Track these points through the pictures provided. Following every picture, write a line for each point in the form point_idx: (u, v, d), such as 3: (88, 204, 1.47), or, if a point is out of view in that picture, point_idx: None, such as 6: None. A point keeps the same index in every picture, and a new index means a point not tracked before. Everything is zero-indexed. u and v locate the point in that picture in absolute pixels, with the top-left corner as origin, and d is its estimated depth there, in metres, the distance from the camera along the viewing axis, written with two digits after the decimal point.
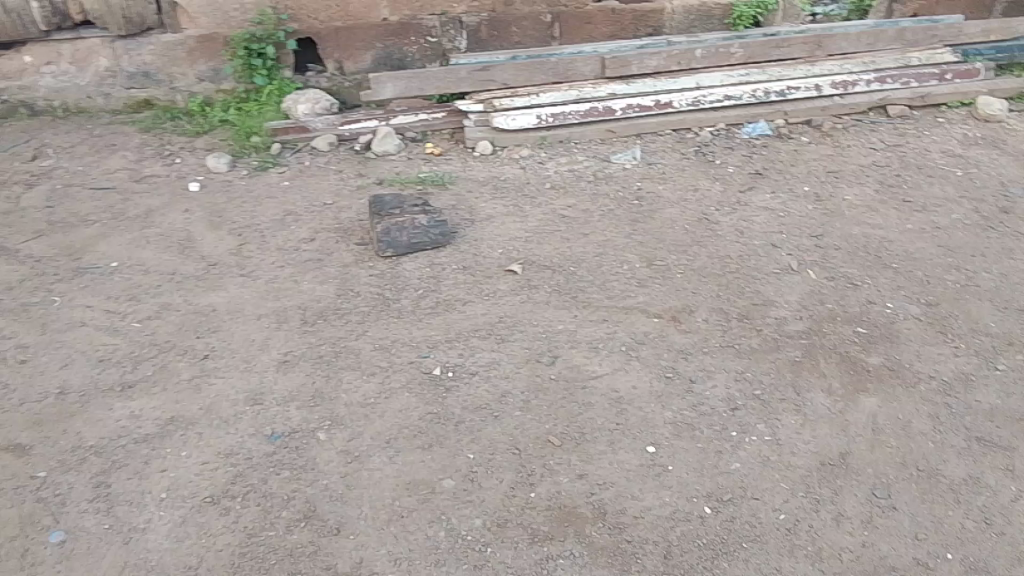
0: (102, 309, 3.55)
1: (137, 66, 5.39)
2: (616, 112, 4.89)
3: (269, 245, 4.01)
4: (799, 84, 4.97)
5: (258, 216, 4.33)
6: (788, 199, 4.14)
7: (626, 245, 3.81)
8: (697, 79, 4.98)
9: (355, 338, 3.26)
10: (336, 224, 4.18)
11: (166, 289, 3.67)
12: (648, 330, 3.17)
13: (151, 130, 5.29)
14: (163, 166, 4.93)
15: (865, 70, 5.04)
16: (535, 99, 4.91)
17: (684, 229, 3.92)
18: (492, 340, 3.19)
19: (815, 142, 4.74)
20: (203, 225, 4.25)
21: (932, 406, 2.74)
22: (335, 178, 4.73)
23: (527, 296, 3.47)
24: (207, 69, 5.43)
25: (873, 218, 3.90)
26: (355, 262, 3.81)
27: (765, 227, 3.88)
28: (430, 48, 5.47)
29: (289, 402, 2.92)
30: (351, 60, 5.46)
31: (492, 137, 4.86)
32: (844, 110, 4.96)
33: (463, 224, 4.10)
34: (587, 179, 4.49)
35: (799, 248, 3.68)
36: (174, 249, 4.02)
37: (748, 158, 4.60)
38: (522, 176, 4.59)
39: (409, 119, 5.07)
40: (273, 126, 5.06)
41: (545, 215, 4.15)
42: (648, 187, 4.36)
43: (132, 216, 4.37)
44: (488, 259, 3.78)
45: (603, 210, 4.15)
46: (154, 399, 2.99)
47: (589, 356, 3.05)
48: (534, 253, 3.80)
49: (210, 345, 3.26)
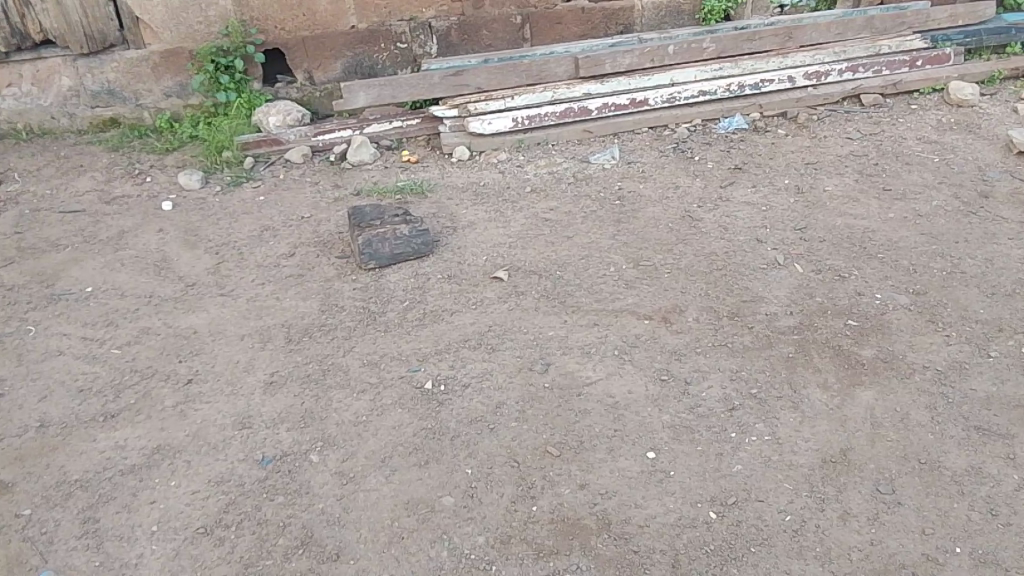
0: (79, 336, 3.45)
1: (101, 83, 5.27)
2: (591, 112, 4.87)
3: (248, 262, 3.93)
4: (772, 76, 4.95)
5: (236, 233, 4.24)
6: (769, 192, 4.13)
7: (612, 246, 3.78)
8: (670, 75, 4.92)
9: (342, 354, 3.19)
10: (315, 238, 4.11)
11: (145, 313, 3.57)
12: (640, 332, 3.14)
13: (119, 149, 5.18)
14: (134, 185, 4.82)
15: (837, 60, 5.02)
16: (509, 102, 4.84)
17: (669, 227, 3.89)
18: (483, 350, 3.14)
19: (792, 134, 4.75)
20: (178, 244, 4.16)
21: (929, 397, 2.75)
22: (311, 191, 4.66)
23: (514, 303, 3.43)
24: (173, 85, 5.34)
25: (854, 209, 3.90)
26: (338, 276, 3.75)
27: (750, 223, 3.86)
28: (400, 55, 5.40)
29: (278, 424, 2.85)
30: (321, 70, 5.38)
31: (469, 142, 4.85)
32: (818, 101, 4.98)
33: (445, 232, 4.05)
34: (567, 181, 4.45)
35: (784, 242, 3.68)
36: (150, 270, 3.92)
37: (726, 153, 4.59)
38: (502, 181, 4.55)
39: (383, 126, 5.04)
40: (244, 140, 4.99)
41: (528, 219, 4.11)
42: (629, 186, 4.34)
43: (105, 239, 4.26)
44: (473, 267, 3.73)
45: (586, 211, 4.12)
46: (139, 428, 2.90)
47: (582, 361, 3.02)
48: (518, 258, 3.76)
49: (193, 369, 3.18)
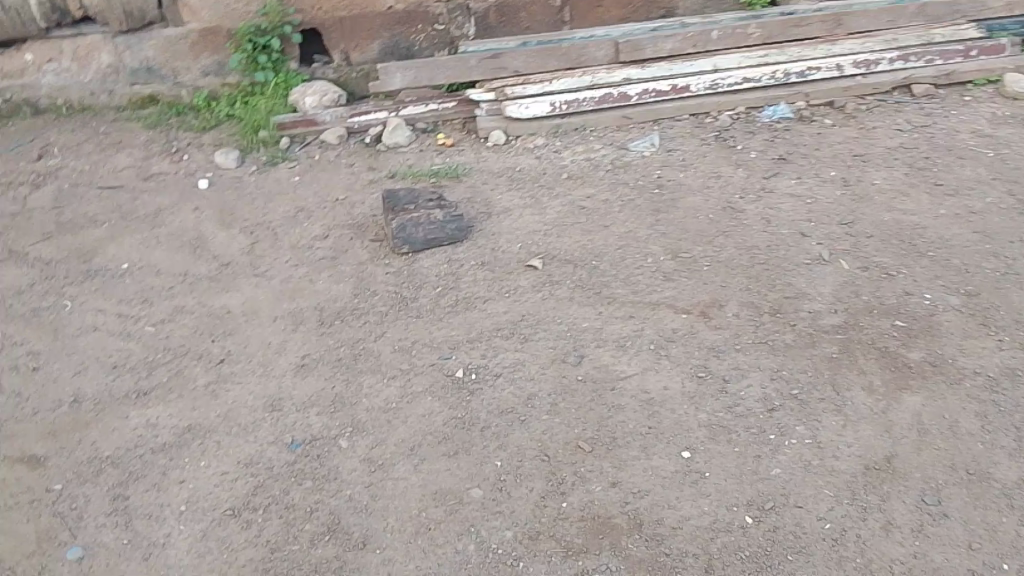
0: (114, 312, 3.46)
1: (141, 61, 5.31)
2: (631, 98, 4.75)
3: (282, 243, 3.92)
4: (820, 64, 4.77)
5: (270, 213, 4.23)
6: (814, 184, 4.00)
7: (651, 236, 3.69)
8: (713, 61, 4.78)
9: (374, 339, 3.16)
10: (349, 220, 4.08)
11: (179, 291, 3.58)
12: (678, 326, 3.07)
13: (157, 126, 5.20)
14: (171, 163, 4.84)
15: (887, 48, 4.83)
16: (547, 87, 4.77)
17: (710, 218, 3.79)
18: (516, 339, 3.09)
19: (840, 124, 4.59)
20: (213, 223, 4.16)
21: (980, 404, 2.64)
22: (346, 173, 4.64)
23: (548, 293, 3.37)
24: (211, 63, 5.34)
25: (904, 204, 3.77)
26: (371, 260, 3.71)
27: (794, 215, 3.75)
28: (438, 36, 5.33)
29: (308, 408, 2.83)
30: (357, 51, 5.33)
31: (504, 126, 4.79)
32: (867, 90, 4.79)
33: (480, 218, 4.00)
34: (605, 168, 4.36)
35: (830, 236, 3.56)
36: (185, 249, 3.93)
37: (771, 142, 4.46)
38: (538, 166, 4.48)
39: (419, 109, 4.98)
40: (280, 120, 4.97)
41: (564, 207, 4.03)
42: (669, 175, 4.24)
43: (141, 216, 4.28)
44: (507, 254, 3.67)
45: (624, 200, 4.03)
46: (170, 406, 2.90)
47: (617, 355, 2.95)
48: (554, 246, 3.69)
49: (225, 349, 3.17)
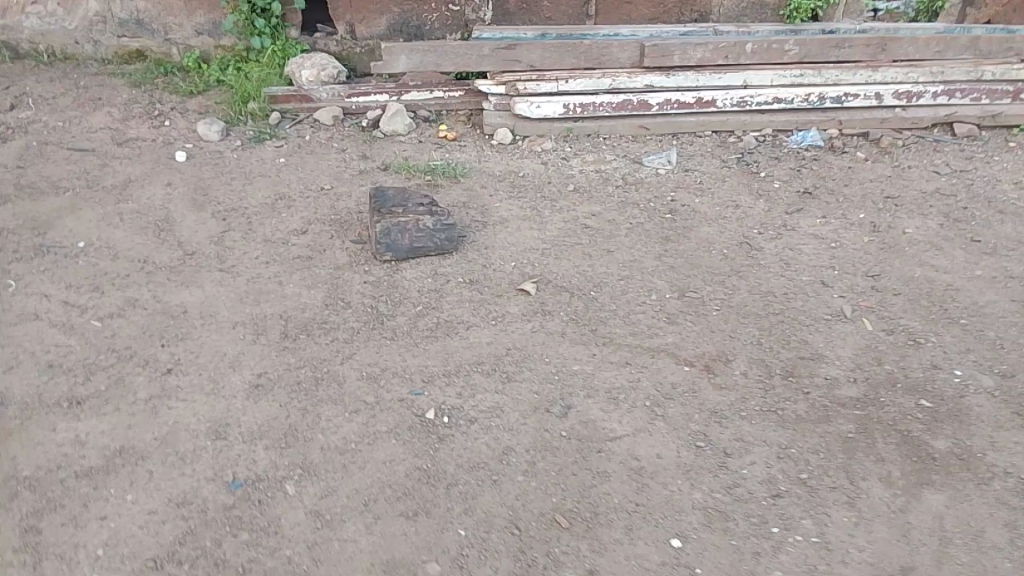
0: (60, 299, 3.13)
1: (131, 13, 4.95)
2: (652, 107, 4.45)
3: (256, 234, 3.59)
4: (858, 91, 4.45)
5: (248, 198, 3.89)
6: (840, 226, 3.68)
7: (658, 269, 3.38)
8: (744, 77, 4.42)
9: (340, 362, 2.85)
10: (333, 215, 3.76)
11: (136, 280, 3.25)
12: (678, 381, 2.76)
13: (141, 85, 4.83)
14: (150, 128, 4.48)
15: (932, 81, 4.48)
16: (562, 85, 4.39)
17: (724, 254, 3.48)
18: (497, 378, 2.78)
19: (872, 159, 4.27)
20: (186, 204, 3.82)
21: (1009, 512, 2.35)
22: (336, 158, 4.29)
23: (539, 324, 3.05)
24: (207, 23, 4.98)
25: (936, 259, 3.45)
26: (350, 264, 3.40)
27: (815, 260, 3.43)
28: (451, 18, 4.93)
29: (256, 440, 2.51)
30: (364, 24, 4.96)
31: (513, 125, 4.49)
32: (904, 124, 4.53)
33: (474, 227, 3.68)
34: (615, 184, 4.04)
35: (852, 289, 3.25)
36: (149, 231, 3.59)
37: (796, 173, 4.14)
38: (544, 174, 4.15)
39: (423, 95, 4.63)
40: (272, 93, 4.61)
41: (565, 223, 3.72)
42: (683, 198, 3.91)
43: (108, 186, 3.94)
44: (500, 274, 3.36)
45: (632, 223, 3.71)
46: (105, 421, 2.58)
47: (608, 409, 2.64)
48: (551, 270, 3.38)
49: (175, 356, 2.85)
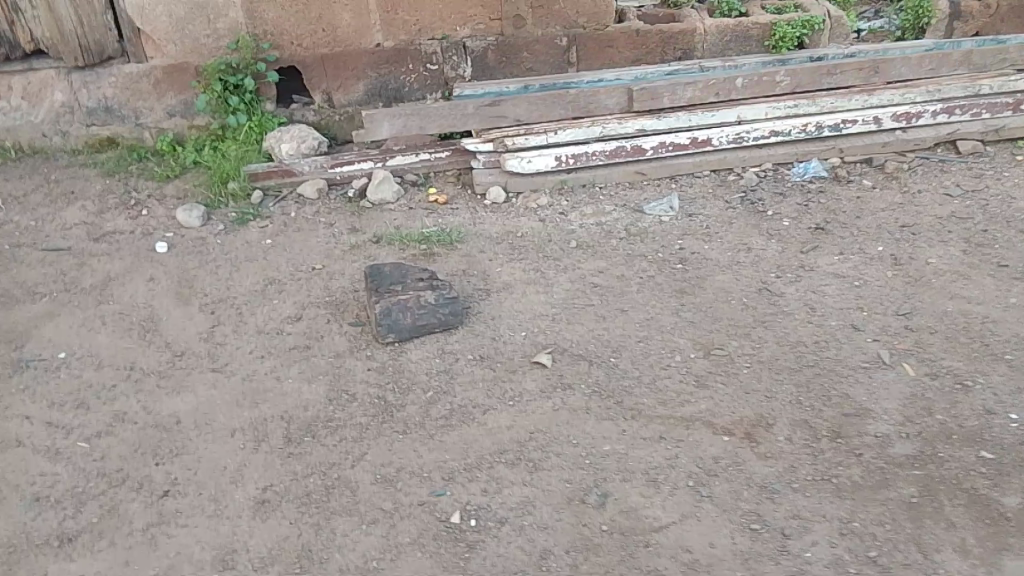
0: (42, 420, 2.92)
1: (99, 100, 4.77)
2: (646, 151, 4.29)
3: (248, 326, 3.38)
4: (856, 117, 4.33)
5: (236, 285, 3.69)
6: (860, 262, 3.51)
7: (677, 325, 3.19)
8: (738, 112, 4.30)
9: (351, 465, 2.62)
10: (328, 296, 3.56)
11: (122, 391, 3.05)
12: (720, 453, 2.55)
13: (115, 173, 4.66)
14: (128, 219, 4.30)
15: (930, 99, 4.38)
16: (552, 137, 4.26)
17: (744, 303, 3.30)
18: (523, 468, 2.55)
19: (880, 186, 4.13)
20: (170, 298, 3.61)
21: None
22: (325, 234, 4.11)
23: (560, 400, 2.84)
24: (178, 103, 4.80)
25: (967, 289, 3.28)
26: (350, 350, 3.19)
27: (840, 301, 3.25)
28: (430, 77, 4.82)
29: (268, 567, 2.30)
30: (341, 92, 4.81)
31: (504, 182, 4.31)
32: (906, 146, 4.38)
33: (476, 296, 3.49)
34: (618, 236, 3.86)
35: (885, 331, 3.06)
36: (133, 333, 3.38)
37: (804, 208, 3.98)
38: (543, 231, 3.98)
39: (409, 159, 4.48)
40: (252, 170, 4.45)
41: (573, 284, 3.52)
42: (692, 246, 3.74)
43: (87, 286, 3.73)
44: (511, 347, 3.15)
45: (642, 277, 3.53)
46: (99, 561, 2.36)
47: (650, 494, 2.43)
48: (564, 337, 3.18)
49: (171, 476, 2.64)
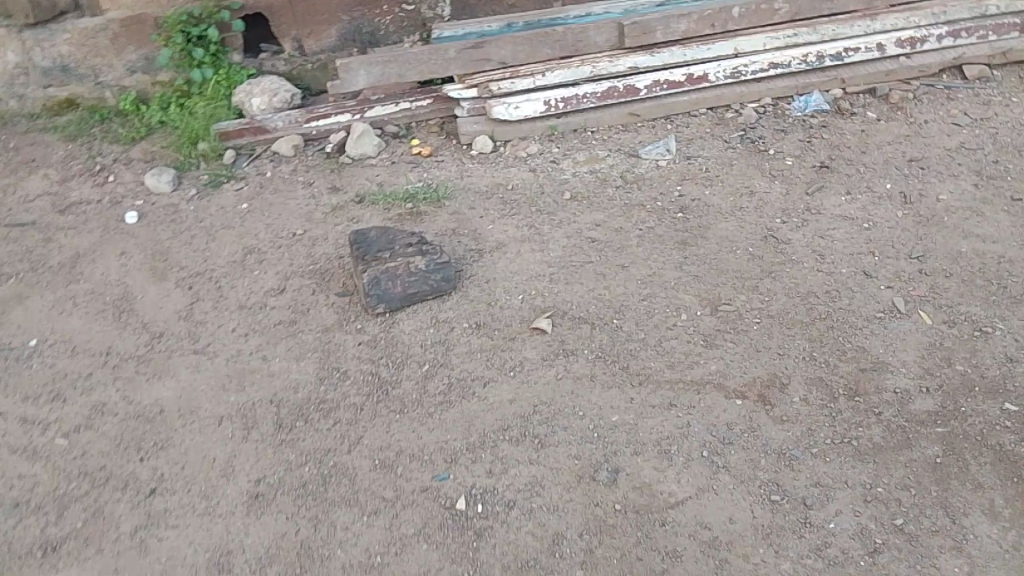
0: (17, 417, 2.77)
1: (54, 60, 4.45)
2: (640, 91, 4.06)
3: (229, 301, 3.20)
4: (858, 45, 4.12)
5: (213, 256, 3.49)
6: (868, 201, 3.34)
7: (682, 281, 3.03)
8: (734, 44, 4.09)
9: (348, 450, 2.50)
10: (312, 265, 3.37)
11: (100, 381, 2.89)
12: (734, 419, 2.43)
13: (77, 138, 4.38)
14: (94, 188, 4.06)
15: (934, 22, 4.17)
16: (539, 80, 4.03)
17: (750, 252, 3.14)
18: (530, 445, 2.43)
19: (885, 117, 3.92)
20: (145, 273, 3.42)
21: None
22: (304, 195, 3.89)
23: (563, 368, 2.70)
24: (139, 59, 4.48)
25: (981, 227, 3.14)
26: (339, 324, 3.03)
27: (851, 246, 3.09)
28: (406, 19, 4.51)
29: (267, 567, 2.20)
30: (312, 38, 4.51)
31: (490, 130, 4.07)
32: (911, 74, 4.14)
33: (468, 258, 3.32)
34: (614, 185, 3.68)
35: (898, 276, 2.92)
36: (108, 314, 3.21)
37: (807, 144, 3.79)
38: (534, 182, 3.78)
39: (388, 109, 4.23)
40: (222, 129, 4.19)
41: (570, 240, 3.35)
42: (691, 192, 3.56)
43: (55, 265, 3.52)
44: (508, 313, 2.99)
45: (642, 229, 3.36)
46: (86, 569, 2.25)
47: (663, 467, 2.32)
48: (564, 299, 3.03)
49: (157, 473, 2.51)
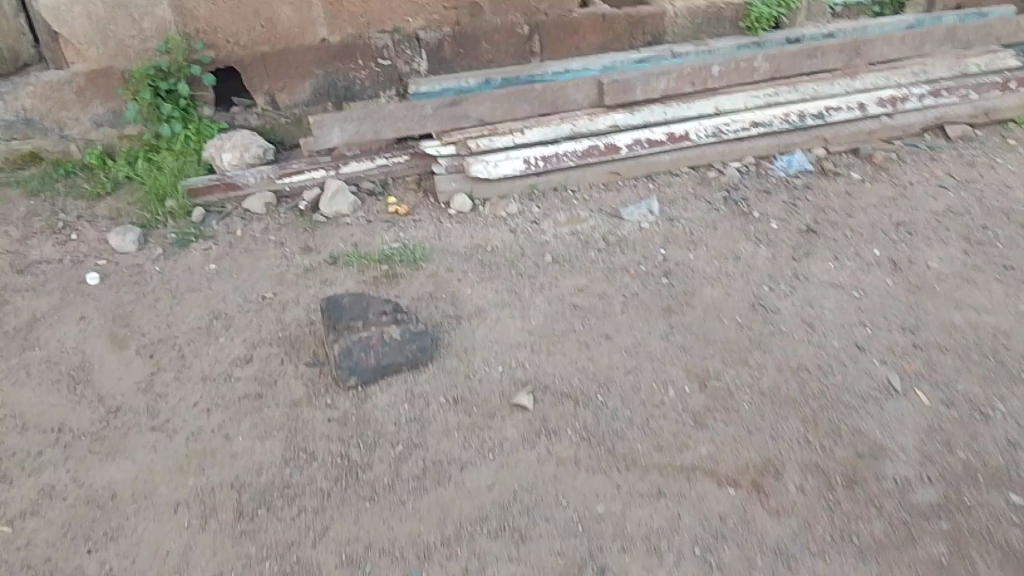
0: None
1: (17, 112, 4.28)
2: (620, 149, 3.97)
3: (192, 371, 3.03)
4: (839, 103, 4.06)
5: (177, 321, 3.32)
6: (857, 268, 3.27)
7: (669, 352, 2.91)
8: (715, 103, 4.05)
9: (315, 543, 2.33)
10: (280, 331, 3.21)
11: (48, 461, 2.69)
12: (727, 511, 2.31)
13: (39, 193, 4.23)
14: (55, 246, 3.89)
15: (915, 82, 4.16)
16: (519, 138, 3.97)
17: (738, 322, 3.03)
18: (510, 539, 2.27)
19: (870, 178, 3.87)
20: (103, 340, 3.24)
21: None
22: (275, 255, 3.74)
23: (545, 450, 2.56)
24: (106, 112, 4.36)
25: (973, 297, 3.06)
26: (308, 398, 2.85)
27: (841, 317, 3.02)
28: (382, 74, 4.43)
29: None
30: (285, 92, 4.40)
31: (469, 188, 3.96)
32: (893, 132, 4.08)
33: (445, 324, 3.18)
34: (596, 247, 3.57)
35: (893, 350, 2.85)
36: (62, 385, 3.01)
37: (792, 206, 3.72)
38: (514, 244, 3.67)
39: (364, 165, 4.11)
40: (191, 185, 4.06)
41: (551, 306, 3.23)
42: (675, 255, 3.46)
43: (9, 330, 3.33)
44: (487, 386, 2.84)
45: (625, 294, 3.25)
46: None
47: (653, 564, 2.17)
48: (546, 370, 2.89)
49: (106, 569, 2.31)
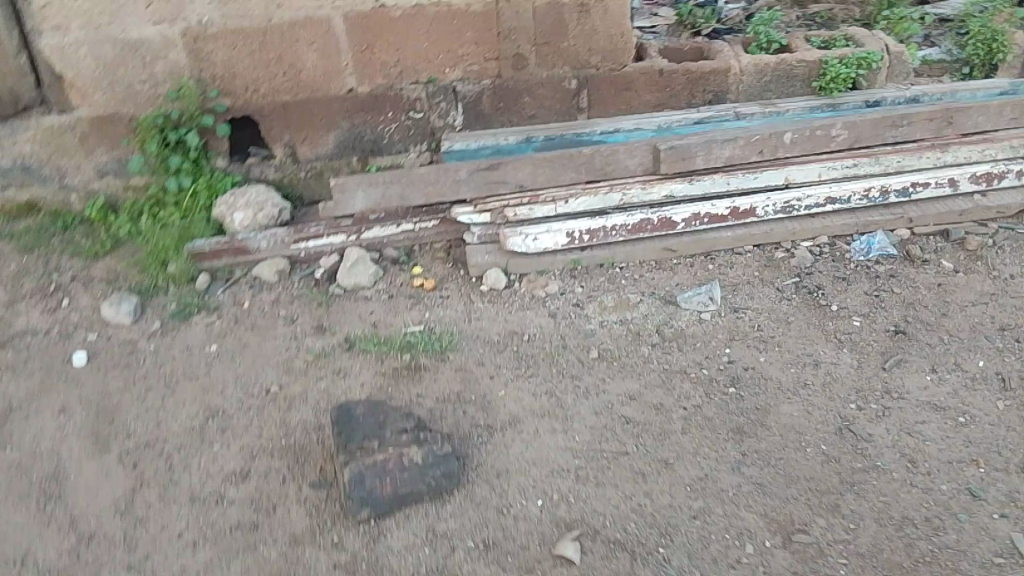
0: None
1: (14, 159, 3.88)
2: (677, 224, 3.52)
3: (180, 488, 2.60)
4: (927, 179, 3.58)
5: (169, 418, 2.90)
6: (961, 385, 2.79)
7: (742, 492, 2.44)
8: (786, 173, 3.53)
9: None
10: (285, 438, 2.77)
11: None
12: None
13: (34, 249, 3.83)
14: (44, 314, 3.50)
15: (1016, 156, 3.63)
16: (561, 207, 3.48)
17: (824, 453, 2.55)
18: None
19: (963, 269, 3.39)
20: (83, 440, 2.82)
21: None
22: (285, 334, 3.33)
23: None
24: (110, 162, 3.97)
25: None
26: (311, 534, 2.41)
27: (948, 452, 2.53)
28: (412, 127, 4.03)
29: None
30: (308, 145, 4.01)
31: (505, 263, 3.52)
32: (988, 214, 3.63)
33: (475, 437, 2.73)
34: (650, 341, 3.12)
35: (1015, 500, 2.37)
36: (31, 500, 2.59)
37: (874, 299, 3.25)
38: (554, 333, 3.21)
39: (389, 230, 3.69)
40: (195, 248, 3.65)
41: (599, 417, 2.77)
42: (743, 356, 2.99)
43: None
44: (526, 526, 2.38)
45: (686, 407, 2.78)
46: None
47: None
48: (595, 508, 2.43)
49: None
